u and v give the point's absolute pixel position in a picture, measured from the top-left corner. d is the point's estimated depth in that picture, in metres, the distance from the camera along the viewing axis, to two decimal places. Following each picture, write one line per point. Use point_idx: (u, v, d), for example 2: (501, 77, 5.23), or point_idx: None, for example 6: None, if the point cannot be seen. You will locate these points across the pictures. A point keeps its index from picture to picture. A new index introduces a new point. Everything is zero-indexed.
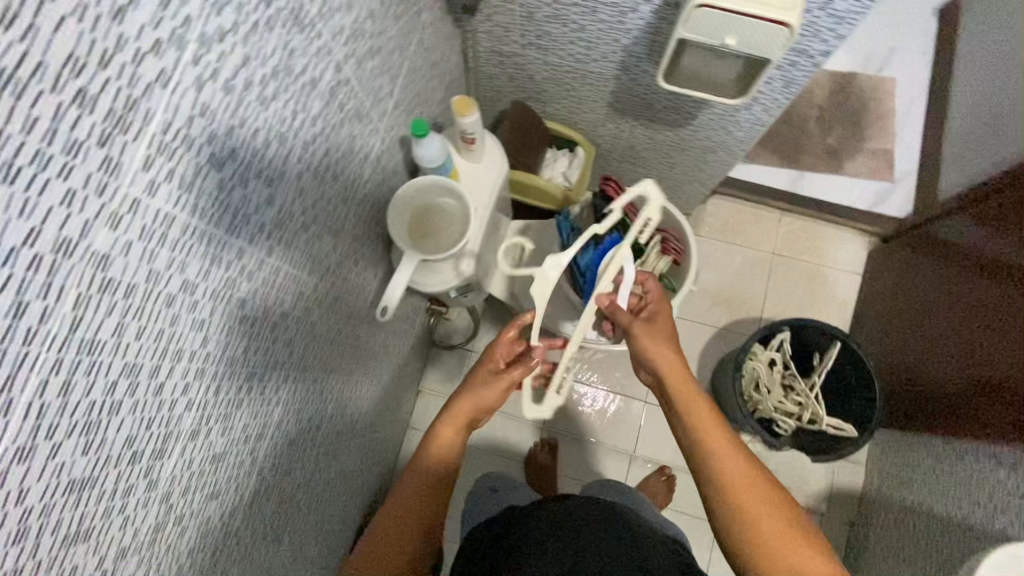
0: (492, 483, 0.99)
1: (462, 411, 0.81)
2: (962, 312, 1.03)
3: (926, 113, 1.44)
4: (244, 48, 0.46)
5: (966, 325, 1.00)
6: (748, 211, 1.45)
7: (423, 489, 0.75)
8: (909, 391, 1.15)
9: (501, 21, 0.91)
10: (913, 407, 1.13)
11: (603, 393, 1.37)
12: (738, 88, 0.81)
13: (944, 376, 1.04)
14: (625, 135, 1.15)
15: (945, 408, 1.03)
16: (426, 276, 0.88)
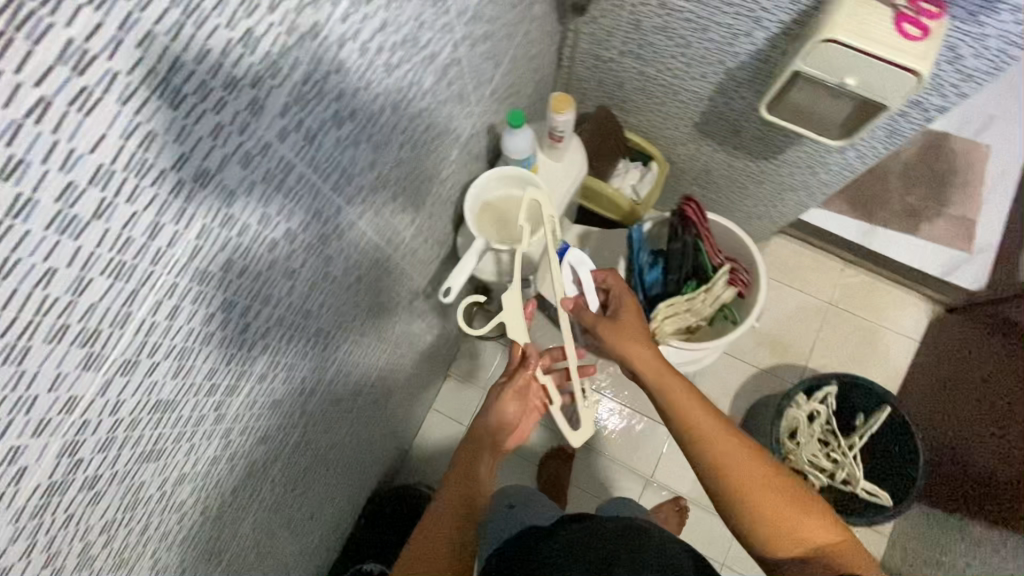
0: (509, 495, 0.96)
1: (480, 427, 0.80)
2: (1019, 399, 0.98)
3: (1016, 187, 1.37)
4: (385, 13, 0.47)
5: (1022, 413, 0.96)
6: (811, 256, 1.41)
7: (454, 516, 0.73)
8: (953, 471, 1.10)
9: (606, 25, 0.91)
10: (955, 488, 1.08)
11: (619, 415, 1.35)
12: (843, 131, 0.79)
13: (993, 462, 0.99)
14: (704, 158, 1.13)
15: (988, 495, 0.99)
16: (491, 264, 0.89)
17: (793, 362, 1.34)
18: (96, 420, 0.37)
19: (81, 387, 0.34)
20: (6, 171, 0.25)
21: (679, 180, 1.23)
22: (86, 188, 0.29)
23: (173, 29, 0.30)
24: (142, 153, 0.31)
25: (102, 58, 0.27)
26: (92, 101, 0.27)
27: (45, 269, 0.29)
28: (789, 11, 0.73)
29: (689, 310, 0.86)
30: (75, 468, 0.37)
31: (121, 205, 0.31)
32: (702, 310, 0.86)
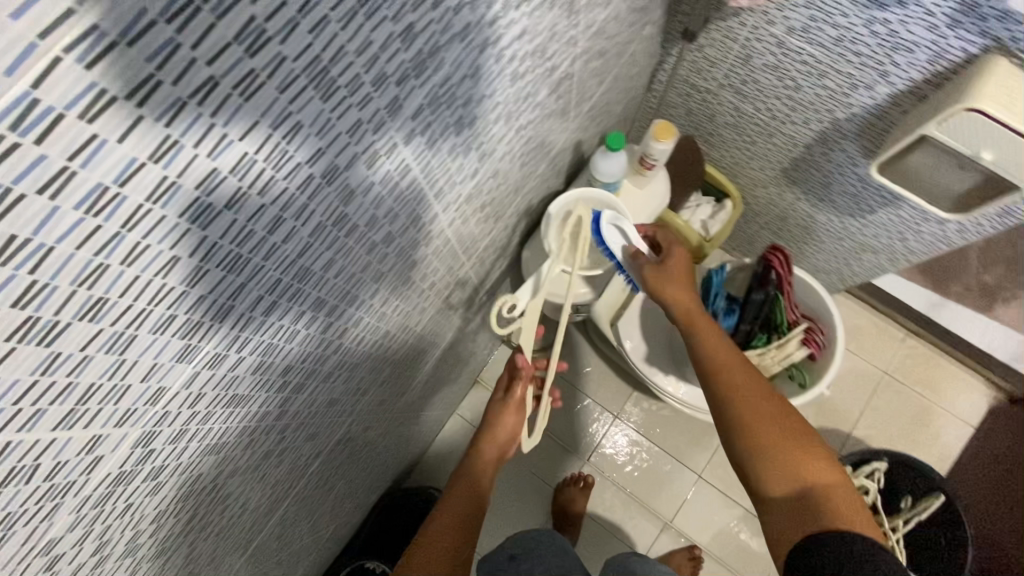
0: (511, 549, 0.94)
1: (489, 447, 0.79)
2: None
3: None
4: (527, 20, 0.44)
5: None
6: (871, 320, 1.34)
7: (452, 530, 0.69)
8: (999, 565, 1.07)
9: (712, 55, 0.87)
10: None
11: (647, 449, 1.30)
12: (964, 207, 0.74)
13: None
14: (782, 205, 1.08)
15: None
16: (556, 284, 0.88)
17: (837, 428, 1.27)
18: (175, 413, 0.34)
19: (169, 379, 0.32)
20: (159, 151, 0.23)
21: (750, 220, 1.18)
22: (226, 175, 0.26)
23: (345, 17, 0.27)
24: (285, 144, 0.29)
25: (275, 41, 0.24)
26: (255, 85, 0.25)
27: (169, 258, 0.26)
28: (923, 70, 0.68)
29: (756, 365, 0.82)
30: (146, 459, 0.35)
31: (253, 197, 0.29)
32: (769, 365, 0.82)
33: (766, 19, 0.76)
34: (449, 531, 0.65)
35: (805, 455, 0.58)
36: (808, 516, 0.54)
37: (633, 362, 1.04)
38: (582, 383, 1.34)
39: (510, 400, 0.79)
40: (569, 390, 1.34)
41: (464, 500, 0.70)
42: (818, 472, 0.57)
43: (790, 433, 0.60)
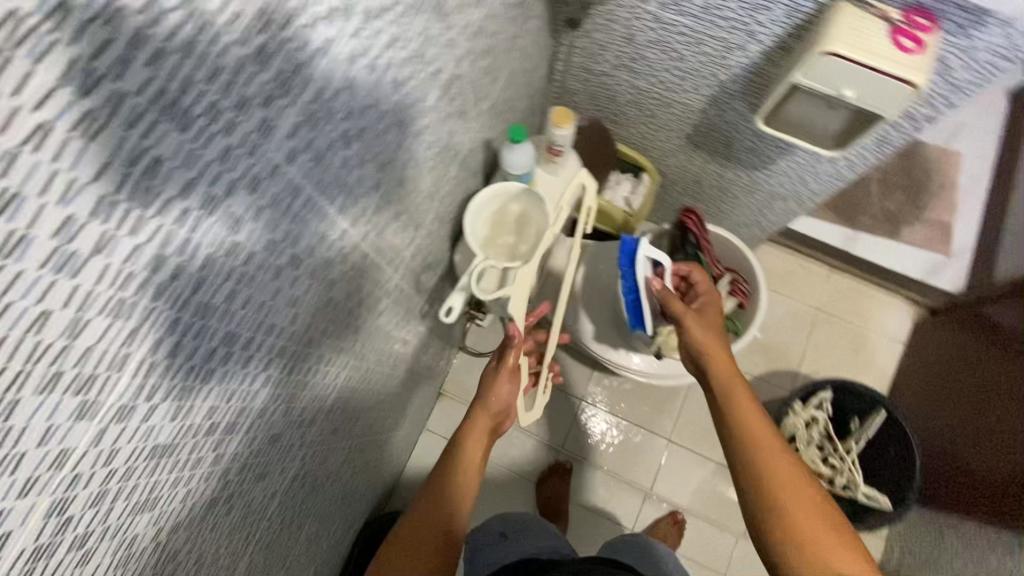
0: (500, 526, 1.00)
1: (480, 423, 0.78)
2: (994, 401, 1.06)
3: (984, 194, 1.43)
4: (394, 27, 0.45)
5: (1002, 416, 1.02)
6: (797, 263, 1.43)
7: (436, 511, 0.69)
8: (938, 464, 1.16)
9: (599, 39, 0.91)
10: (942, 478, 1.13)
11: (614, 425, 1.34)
12: (845, 142, 0.80)
13: (975, 455, 1.07)
14: (694, 170, 1.13)
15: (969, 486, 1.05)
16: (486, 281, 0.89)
17: (785, 370, 1.35)
18: (88, 474, 0.33)
19: (72, 440, 0.31)
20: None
21: (670, 190, 1.23)
22: (87, 220, 0.26)
23: (185, 46, 0.27)
24: (147, 181, 0.28)
25: (109, 78, 0.24)
26: (97, 126, 0.25)
27: (38, 313, 0.26)
28: (783, 25, 0.74)
29: None
30: (64, 527, 0.33)
31: (124, 238, 0.28)
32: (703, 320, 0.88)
33: None
34: (415, 549, 0.65)
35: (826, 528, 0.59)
36: None
37: (582, 344, 1.07)
38: None
39: (503, 370, 0.80)
40: None
41: (439, 504, 0.70)
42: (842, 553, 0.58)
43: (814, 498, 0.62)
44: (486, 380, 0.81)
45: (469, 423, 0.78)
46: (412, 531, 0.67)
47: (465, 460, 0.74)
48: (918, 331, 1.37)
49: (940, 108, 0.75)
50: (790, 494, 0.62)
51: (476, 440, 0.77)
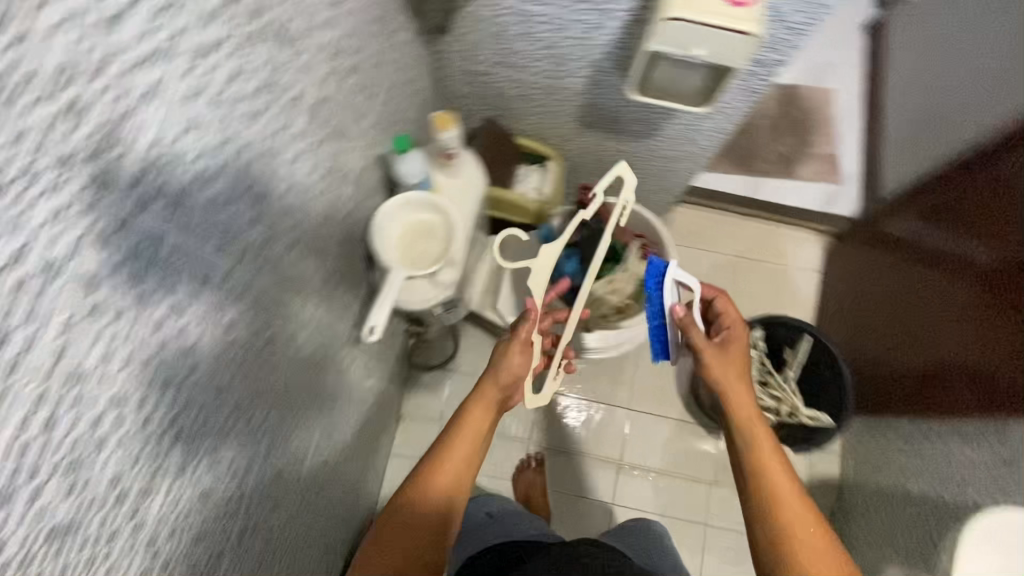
0: (488, 508, 1.09)
1: (489, 394, 0.79)
2: (919, 306, 1.11)
3: (861, 122, 1.56)
4: (233, 60, 0.45)
5: (936, 319, 1.05)
6: (711, 217, 1.52)
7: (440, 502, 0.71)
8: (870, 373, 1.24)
9: (472, 40, 0.93)
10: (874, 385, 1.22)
11: (580, 404, 1.38)
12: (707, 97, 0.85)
13: (904, 358, 1.14)
14: (594, 149, 1.18)
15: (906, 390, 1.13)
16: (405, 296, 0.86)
17: None
18: None
19: None
20: None
21: (577, 172, 1.27)
22: None
23: None
24: None
25: None
26: None
27: None
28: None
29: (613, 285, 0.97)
30: None
31: None
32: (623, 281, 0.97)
33: None
34: (402, 541, 0.68)
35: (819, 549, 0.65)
36: None
37: None
38: None
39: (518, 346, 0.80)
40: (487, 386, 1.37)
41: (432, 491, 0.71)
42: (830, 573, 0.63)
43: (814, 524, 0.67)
44: (499, 350, 0.82)
45: (480, 394, 0.78)
46: (403, 517, 0.69)
47: (467, 442, 0.75)
48: (829, 258, 1.48)
49: (784, 51, 0.81)
50: (791, 519, 0.68)
51: (482, 415, 0.77)
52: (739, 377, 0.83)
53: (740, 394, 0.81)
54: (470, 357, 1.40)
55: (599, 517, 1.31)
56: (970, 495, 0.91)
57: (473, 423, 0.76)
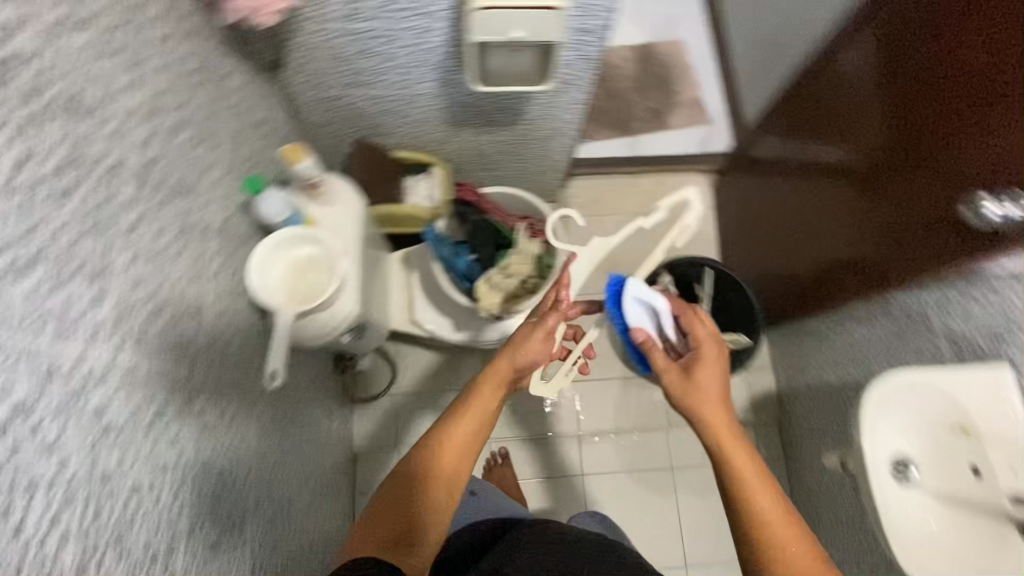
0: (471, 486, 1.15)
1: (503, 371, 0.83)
2: (805, 216, 1.19)
3: (716, 61, 1.66)
4: (17, 146, 0.44)
5: (828, 223, 1.11)
6: (605, 183, 1.59)
7: (443, 480, 0.73)
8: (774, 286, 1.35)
9: (313, 67, 0.94)
10: (780, 298, 1.33)
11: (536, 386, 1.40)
12: (544, 73, 0.88)
13: (799, 266, 1.23)
14: (471, 146, 1.20)
15: (803, 293, 1.23)
16: (302, 332, 0.83)
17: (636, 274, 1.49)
18: None
19: None
20: None
21: (464, 171, 1.30)
22: None
23: None
24: None
25: None
26: None
27: None
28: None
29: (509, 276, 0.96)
30: None
31: None
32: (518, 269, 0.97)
33: (319, 17, 0.84)
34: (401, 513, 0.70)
35: None
36: None
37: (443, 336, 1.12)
38: (441, 385, 1.39)
39: (543, 329, 0.88)
40: (434, 399, 1.38)
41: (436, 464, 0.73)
42: None
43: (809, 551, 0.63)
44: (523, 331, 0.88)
45: (497, 369, 0.83)
46: (405, 488, 0.72)
47: (480, 415, 0.78)
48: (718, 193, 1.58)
49: (599, 12, 0.86)
50: (788, 556, 0.63)
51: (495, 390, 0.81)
52: (717, 395, 0.77)
53: (721, 416, 0.75)
54: (411, 375, 1.40)
55: (575, 492, 1.36)
56: (875, 369, 1.04)
57: (484, 404, 0.79)
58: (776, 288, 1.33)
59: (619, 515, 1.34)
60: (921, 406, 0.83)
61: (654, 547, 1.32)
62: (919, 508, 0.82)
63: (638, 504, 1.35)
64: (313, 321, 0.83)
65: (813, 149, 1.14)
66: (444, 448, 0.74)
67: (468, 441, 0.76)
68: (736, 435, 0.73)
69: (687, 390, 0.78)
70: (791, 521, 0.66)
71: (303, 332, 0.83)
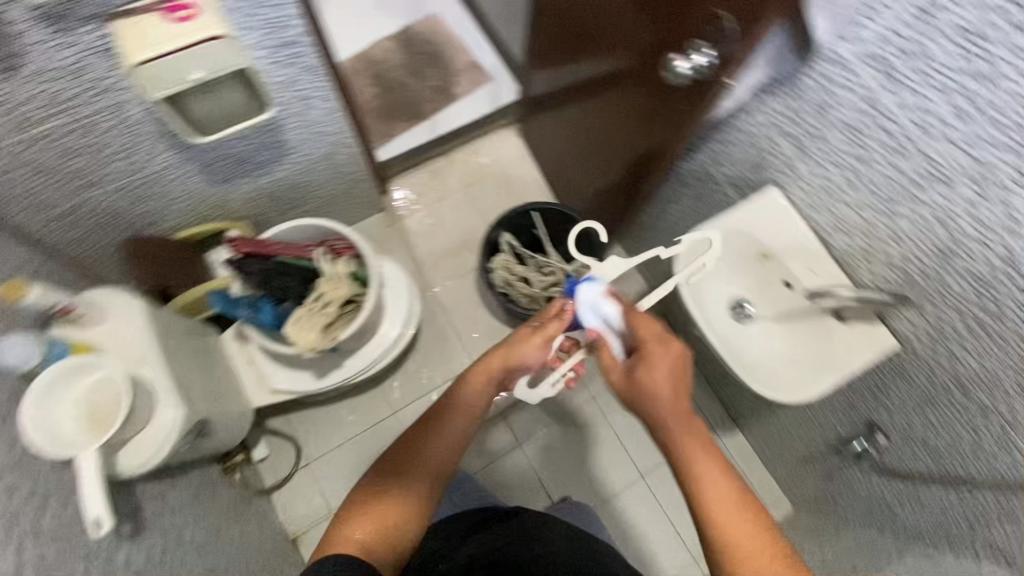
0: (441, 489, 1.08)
1: (495, 364, 0.83)
2: (595, 126, 1.21)
3: (473, 20, 1.69)
4: None
5: (611, 124, 1.14)
6: (424, 172, 1.56)
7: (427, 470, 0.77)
8: (588, 205, 1.40)
9: (22, 188, 0.84)
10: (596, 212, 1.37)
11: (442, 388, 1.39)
12: (253, 103, 0.87)
13: (599, 176, 1.29)
14: (256, 195, 1.15)
15: (613, 199, 1.26)
16: (127, 460, 0.76)
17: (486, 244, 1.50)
18: None
19: None
20: None
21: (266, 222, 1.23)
22: None
23: None
24: None
25: None
26: None
27: None
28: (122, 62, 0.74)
29: (310, 307, 0.86)
30: None
31: None
32: (324, 295, 0.87)
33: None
34: (391, 513, 0.71)
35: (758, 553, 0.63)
36: None
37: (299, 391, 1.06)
38: (347, 431, 1.35)
39: (538, 335, 0.83)
40: (349, 448, 1.33)
41: (426, 462, 0.77)
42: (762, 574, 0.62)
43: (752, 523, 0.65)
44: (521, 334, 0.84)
45: (489, 359, 0.83)
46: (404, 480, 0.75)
47: (458, 407, 0.82)
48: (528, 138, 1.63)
49: (286, 23, 0.81)
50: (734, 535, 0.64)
51: (485, 386, 0.83)
52: (667, 392, 0.71)
53: (674, 410, 0.71)
54: (316, 436, 1.34)
55: (517, 463, 1.37)
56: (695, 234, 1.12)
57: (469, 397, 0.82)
58: (591, 205, 1.38)
59: (564, 462, 1.38)
60: (723, 249, 0.91)
61: (606, 474, 1.37)
62: (760, 335, 0.92)
63: (577, 444, 1.39)
64: (134, 444, 0.77)
65: (572, 66, 1.20)
66: (433, 439, 0.78)
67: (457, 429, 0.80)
68: (689, 426, 0.71)
69: (636, 387, 0.73)
70: (756, 521, 0.65)
71: (127, 460, 0.76)
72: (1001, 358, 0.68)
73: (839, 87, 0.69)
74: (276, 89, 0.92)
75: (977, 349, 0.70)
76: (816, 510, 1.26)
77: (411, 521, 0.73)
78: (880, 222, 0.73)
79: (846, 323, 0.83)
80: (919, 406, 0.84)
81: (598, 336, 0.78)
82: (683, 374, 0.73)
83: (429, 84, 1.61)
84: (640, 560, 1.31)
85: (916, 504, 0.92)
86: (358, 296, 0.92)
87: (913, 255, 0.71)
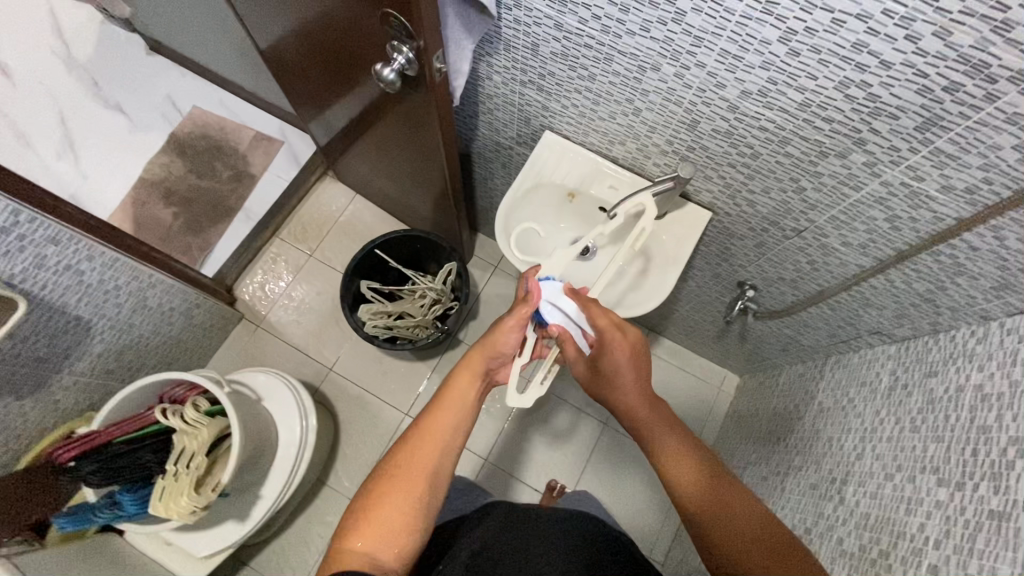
0: None
1: (475, 361, 0.73)
2: (382, 147, 1.19)
3: (236, 97, 1.61)
4: None
5: (392, 141, 1.12)
6: (265, 261, 1.49)
7: (423, 464, 0.65)
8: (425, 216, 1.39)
9: None
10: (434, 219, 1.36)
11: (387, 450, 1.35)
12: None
13: (414, 187, 1.27)
14: (84, 380, 1.05)
15: (438, 204, 1.26)
16: None
17: None
18: None
19: None
20: None
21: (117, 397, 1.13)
22: None
23: None
24: None
25: None
26: None
27: None
28: None
29: (173, 471, 0.81)
30: None
31: None
32: (185, 451, 0.83)
33: None
34: (392, 515, 0.61)
35: (723, 498, 0.63)
36: (716, 532, 0.61)
37: (227, 544, 0.98)
38: (317, 541, 1.28)
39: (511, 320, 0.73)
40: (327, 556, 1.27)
41: (426, 464, 0.65)
42: (732, 509, 0.61)
43: (717, 478, 0.65)
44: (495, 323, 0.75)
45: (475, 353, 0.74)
46: (404, 479, 0.63)
47: (449, 395, 0.70)
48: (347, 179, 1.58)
49: None
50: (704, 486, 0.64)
51: (471, 383, 0.71)
52: (631, 381, 0.73)
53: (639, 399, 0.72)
54: (289, 563, 1.27)
55: (492, 477, 1.32)
56: None
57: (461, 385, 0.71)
58: (427, 215, 1.37)
59: (536, 450, 1.35)
60: (529, 205, 0.91)
61: (576, 441, 1.36)
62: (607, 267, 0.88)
63: (535, 429, 1.37)
64: None
65: (331, 103, 1.16)
66: (429, 425, 0.67)
67: (457, 415, 0.69)
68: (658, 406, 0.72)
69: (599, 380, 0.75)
70: (724, 476, 0.65)
71: None
72: (782, 187, 0.74)
73: (531, 25, 0.71)
74: (22, 280, 0.85)
75: (762, 187, 0.75)
76: (753, 370, 1.33)
77: (415, 523, 0.62)
78: (633, 122, 0.77)
79: (664, 218, 0.87)
80: (759, 253, 0.91)
81: (560, 331, 0.73)
82: (642, 362, 0.73)
83: (224, 178, 1.53)
84: (643, 499, 1.31)
85: (806, 327, 1.00)
86: (224, 428, 0.87)
87: (670, 135, 0.75)
